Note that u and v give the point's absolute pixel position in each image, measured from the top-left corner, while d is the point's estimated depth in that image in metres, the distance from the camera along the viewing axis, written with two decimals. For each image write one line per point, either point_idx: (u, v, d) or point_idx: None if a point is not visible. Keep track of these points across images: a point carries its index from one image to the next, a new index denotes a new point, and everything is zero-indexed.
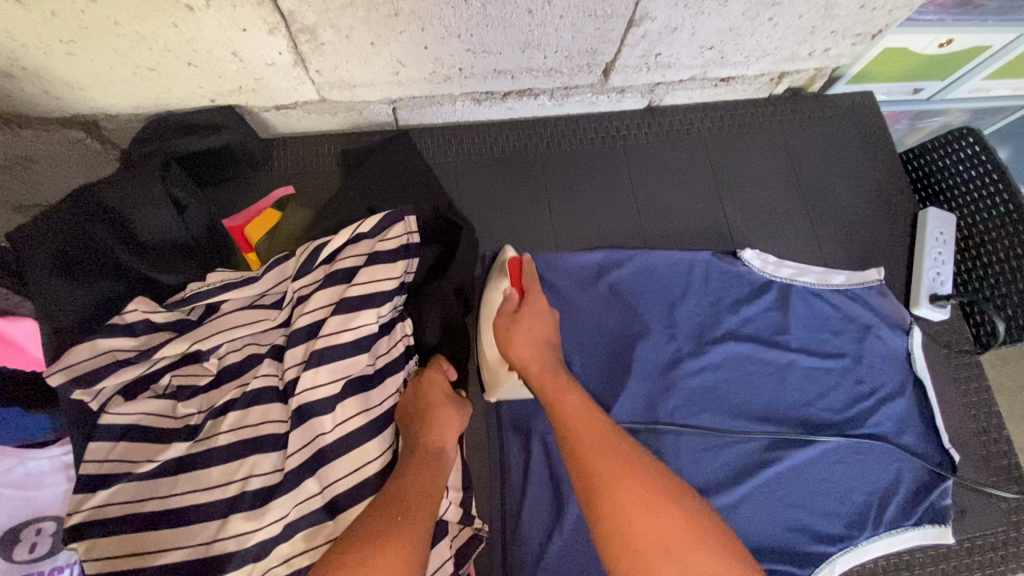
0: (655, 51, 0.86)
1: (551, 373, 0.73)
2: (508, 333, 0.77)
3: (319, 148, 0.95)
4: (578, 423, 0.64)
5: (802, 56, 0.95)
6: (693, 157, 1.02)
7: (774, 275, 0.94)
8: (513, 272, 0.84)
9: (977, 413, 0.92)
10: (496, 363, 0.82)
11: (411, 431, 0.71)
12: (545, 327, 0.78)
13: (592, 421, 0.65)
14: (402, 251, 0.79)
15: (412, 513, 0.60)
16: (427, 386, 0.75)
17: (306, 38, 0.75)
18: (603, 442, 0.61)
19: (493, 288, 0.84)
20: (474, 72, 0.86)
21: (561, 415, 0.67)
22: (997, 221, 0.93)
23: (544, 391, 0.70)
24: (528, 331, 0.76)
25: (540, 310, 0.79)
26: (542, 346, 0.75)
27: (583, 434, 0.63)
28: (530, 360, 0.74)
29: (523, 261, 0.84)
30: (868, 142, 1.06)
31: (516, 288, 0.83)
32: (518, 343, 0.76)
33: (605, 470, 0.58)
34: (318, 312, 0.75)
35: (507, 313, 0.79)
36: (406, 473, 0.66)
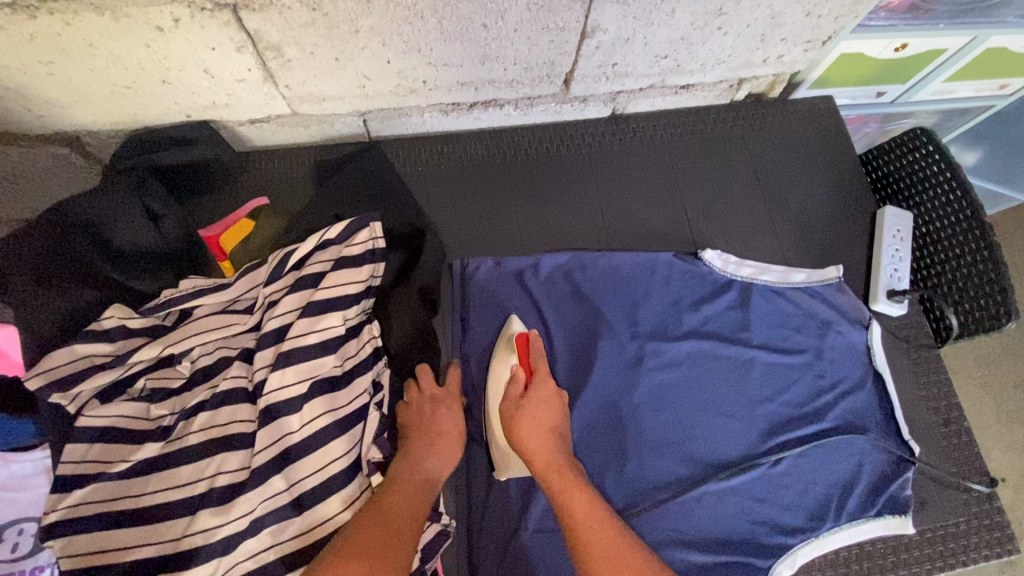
0: (611, 61, 0.90)
1: (556, 470, 0.73)
2: (511, 419, 0.77)
3: (294, 160, 0.98)
4: (594, 541, 0.66)
5: (757, 63, 0.99)
6: (657, 161, 1.05)
7: (734, 273, 0.97)
8: (522, 352, 0.84)
9: (937, 406, 0.94)
10: (505, 444, 0.82)
11: (414, 448, 0.75)
12: (551, 416, 0.78)
13: (599, 528, 0.67)
14: (367, 256, 0.82)
15: (402, 539, 0.65)
16: (438, 410, 0.80)
17: (272, 55, 0.78)
18: (610, 550, 0.65)
19: (502, 363, 0.85)
20: (438, 84, 0.89)
21: (571, 514, 0.68)
22: (952, 216, 0.95)
23: (554, 489, 0.71)
24: (531, 419, 0.76)
25: (546, 395, 0.79)
26: (550, 442, 0.75)
27: (589, 544, 0.65)
28: (536, 453, 0.74)
29: (531, 338, 0.84)
30: (827, 145, 1.10)
31: (524, 365, 0.83)
32: (522, 433, 0.75)
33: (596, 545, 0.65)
34: (285, 316, 0.78)
35: (512, 400, 0.79)
36: (399, 491, 0.70)
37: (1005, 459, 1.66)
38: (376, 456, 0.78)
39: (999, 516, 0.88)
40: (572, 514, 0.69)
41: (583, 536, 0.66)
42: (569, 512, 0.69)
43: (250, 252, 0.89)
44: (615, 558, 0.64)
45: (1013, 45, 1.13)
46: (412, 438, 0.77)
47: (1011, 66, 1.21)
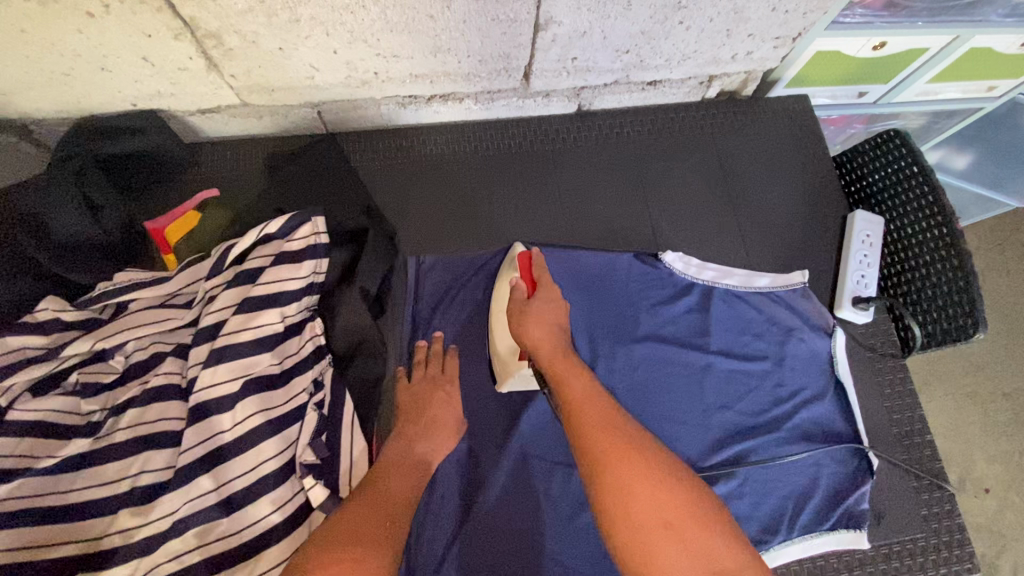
0: (570, 55, 0.87)
1: (561, 354, 0.73)
2: (519, 326, 0.77)
3: (245, 151, 0.96)
4: (594, 419, 0.62)
5: (725, 59, 0.96)
6: (623, 159, 1.02)
7: (696, 276, 0.94)
8: (525, 269, 0.85)
9: (900, 418, 0.91)
10: (508, 354, 0.84)
11: (408, 429, 0.77)
12: (556, 315, 0.78)
13: (605, 410, 0.64)
14: (308, 252, 0.80)
15: (394, 519, 0.65)
16: (433, 396, 0.81)
17: (212, 43, 0.76)
18: (609, 420, 0.62)
19: (504, 280, 0.87)
20: (391, 76, 0.87)
21: (567, 394, 0.67)
22: (923, 222, 0.91)
23: (558, 375, 0.70)
24: (542, 311, 0.78)
25: (553, 297, 0.80)
26: (557, 338, 0.75)
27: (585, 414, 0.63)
28: (543, 344, 0.74)
29: (533, 254, 0.86)
30: (799, 147, 1.06)
31: (527, 279, 0.84)
32: (529, 328, 0.76)
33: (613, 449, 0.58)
34: (221, 312, 0.76)
35: (518, 302, 0.80)
36: (391, 473, 0.71)
37: (989, 470, 1.63)
38: (310, 458, 0.75)
39: (958, 533, 0.85)
40: (570, 392, 0.67)
41: (582, 403, 0.65)
42: (574, 402, 0.66)
43: (194, 245, 0.86)
44: (620, 444, 0.59)
45: (998, 46, 1.09)
46: (410, 420, 0.78)
47: (997, 67, 1.17)
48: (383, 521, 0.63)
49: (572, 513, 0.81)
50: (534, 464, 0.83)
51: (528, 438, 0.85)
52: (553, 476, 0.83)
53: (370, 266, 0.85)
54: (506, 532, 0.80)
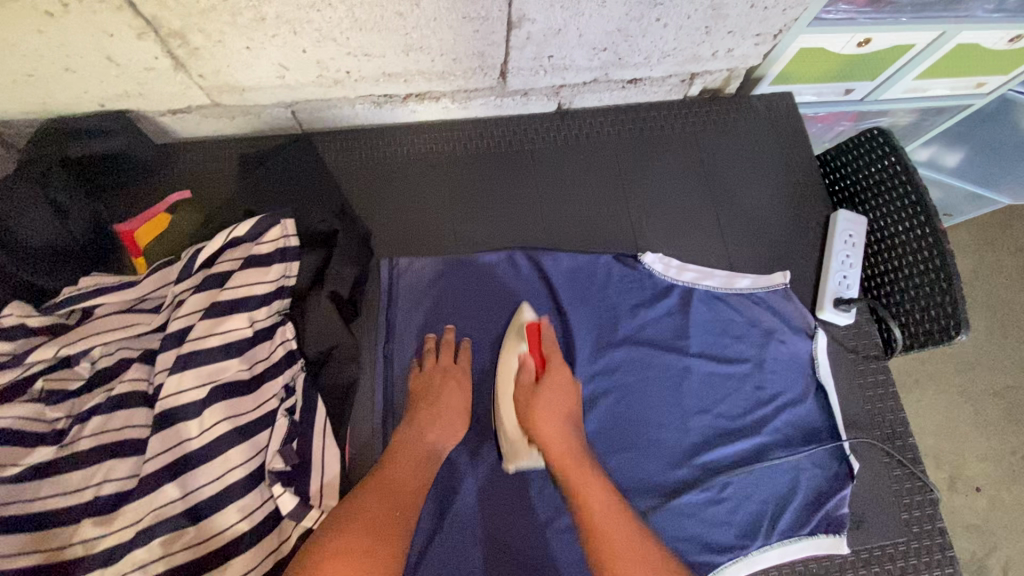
0: (546, 53, 0.86)
1: (572, 456, 0.75)
2: (528, 410, 0.79)
3: (217, 151, 0.95)
4: (608, 532, 0.68)
5: (705, 57, 0.94)
6: (603, 159, 1.01)
7: (675, 278, 0.93)
8: (534, 341, 0.86)
9: (882, 421, 0.90)
10: (514, 434, 0.81)
11: (421, 416, 0.79)
12: (566, 403, 0.80)
13: (617, 519, 0.69)
14: (277, 256, 0.78)
15: (405, 508, 0.70)
16: (444, 386, 0.82)
17: (177, 43, 0.75)
18: (626, 533, 0.68)
19: (511, 352, 0.85)
20: (364, 75, 0.85)
21: (584, 498, 0.71)
22: (906, 221, 0.90)
23: (568, 478, 0.73)
24: (547, 405, 0.78)
25: (561, 384, 0.81)
26: (562, 425, 0.77)
27: (607, 536, 0.68)
28: (552, 445, 0.76)
29: (542, 327, 0.86)
30: (783, 144, 1.05)
31: (536, 356, 0.85)
32: (541, 422, 0.77)
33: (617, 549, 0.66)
34: (189, 316, 0.75)
35: (525, 387, 0.82)
36: (401, 460, 0.75)
37: (980, 469, 1.62)
38: (280, 466, 0.74)
39: (939, 537, 0.84)
40: (586, 499, 0.71)
41: (595, 514, 0.70)
42: (585, 496, 0.71)
43: (167, 248, 0.85)
44: (623, 544, 0.67)
45: (985, 42, 1.08)
46: (420, 408, 0.80)
47: (985, 63, 1.15)
48: (397, 509, 0.69)
49: (548, 519, 0.80)
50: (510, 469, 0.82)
51: (504, 442, 0.84)
52: (529, 481, 0.82)
53: (341, 271, 0.84)
54: (480, 538, 0.79)
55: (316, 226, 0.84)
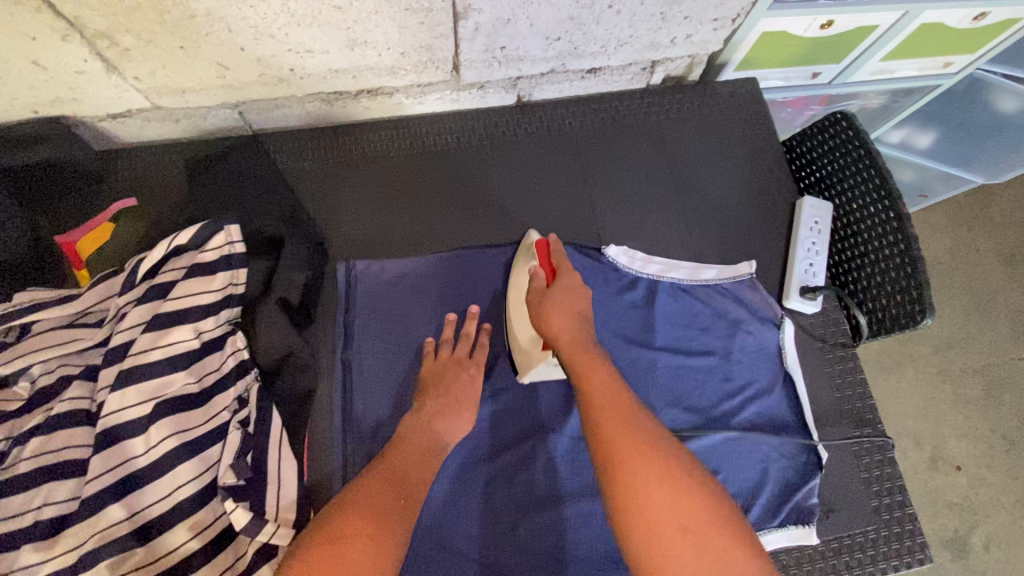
0: (497, 44, 0.83)
1: (580, 347, 0.73)
2: (540, 308, 0.78)
3: (163, 156, 0.91)
4: (612, 424, 0.63)
5: (664, 44, 0.92)
6: (565, 152, 0.99)
7: (640, 271, 0.92)
8: (544, 255, 0.84)
9: (851, 408, 0.89)
10: (529, 343, 0.82)
11: (432, 403, 0.76)
12: (577, 302, 0.78)
13: (622, 406, 0.66)
14: (221, 263, 0.75)
15: (410, 496, 0.67)
16: (456, 376, 0.79)
17: (106, 44, 0.72)
18: (640, 445, 0.61)
19: (522, 269, 0.86)
20: (309, 72, 0.82)
21: (589, 388, 0.68)
22: (872, 205, 0.89)
23: (576, 368, 0.71)
24: (561, 301, 0.78)
25: (569, 288, 0.79)
26: (574, 321, 0.76)
27: (613, 418, 0.64)
28: (562, 336, 0.74)
29: (552, 242, 0.85)
30: (747, 132, 1.03)
31: (545, 266, 0.84)
32: (551, 321, 0.76)
33: (624, 448, 0.61)
34: (130, 330, 0.72)
35: (537, 292, 0.80)
36: (410, 450, 0.71)
37: (960, 447, 1.63)
38: (232, 480, 0.71)
39: (909, 523, 0.84)
40: (592, 390, 0.68)
41: (604, 413, 0.65)
42: (592, 397, 0.67)
43: (108, 260, 0.80)
44: (633, 445, 0.61)
45: (949, 20, 1.07)
46: (432, 395, 0.77)
47: (951, 43, 1.14)
48: (399, 496, 0.66)
49: (515, 521, 0.79)
50: (474, 473, 0.81)
51: (467, 445, 0.82)
52: (493, 484, 0.81)
53: (290, 277, 0.81)
54: (445, 546, 0.77)
55: (263, 231, 0.81)
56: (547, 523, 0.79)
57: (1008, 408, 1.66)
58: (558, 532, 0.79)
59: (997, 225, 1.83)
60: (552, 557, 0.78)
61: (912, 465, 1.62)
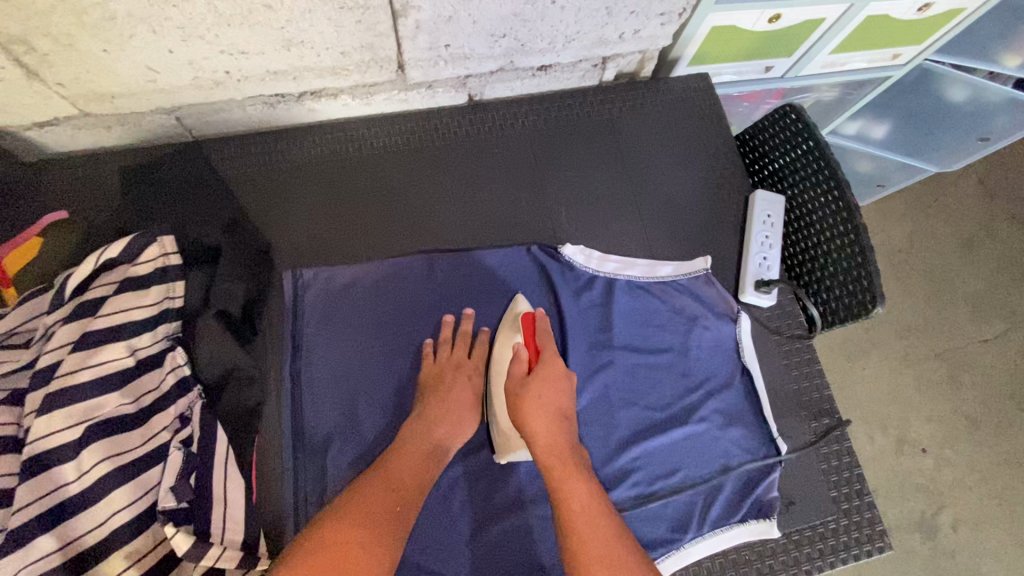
0: (441, 42, 0.81)
1: (559, 454, 0.72)
2: (518, 393, 0.76)
3: (99, 165, 0.87)
4: (577, 526, 0.66)
5: (613, 40, 0.91)
6: (519, 151, 0.98)
7: (597, 268, 0.91)
8: (529, 331, 0.82)
9: (809, 399, 0.89)
10: (507, 429, 0.79)
11: (432, 409, 0.76)
12: (557, 397, 0.76)
13: (589, 508, 0.68)
14: (155, 277, 0.73)
15: (405, 508, 0.68)
16: (457, 380, 0.79)
17: (21, 49, 0.68)
18: (596, 530, 0.66)
19: (505, 346, 0.82)
20: (246, 74, 0.79)
21: (564, 502, 0.68)
22: (822, 197, 0.90)
23: (552, 471, 0.71)
24: (538, 395, 0.75)
25: (554, 374, 0.78)
26: (557, 425, 0.74)
27: (576, 521, 0.67)
28: (538, 440, 0.72)
29: (538, 317, 0.83)
30: (700, 126, 1.03)
31: (529, 346, 0.81)
32: (529, 415, 0.74)
33: (584, 541, 0.65)
34: (60, 350, 0.68)
35: (518, 379, 0.78)
36: (408, 460, 0.72)
37: (925, 430, 1.67)
38: (173, 504, 0.67)
39: (868, 512, 0.84)
40: (565, 499, 0.68)
41: (569, 506, 0.68)
42: (559, 477, 0.70)
43: (36, 277, 0.76)
44: (601, 556, 0.63)
45: (894, 12, 1.08)
46: (433, 400, 0.77)
47: (899, 34, 1.16)
48: (394, 506, 0.67)
49: (474, 531, 0.77)
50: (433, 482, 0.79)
51: None
52: (453, 492, 0.78)
53: (228, 289, 0.79)
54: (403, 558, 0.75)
55: (200, 239, 0.80)
56: (509, 530, 0.77)
57: (969, 390, 1.71)
58: (519, 539, 0.77)
59: (952, 212, 1.88)
60: (514, 566, 0.76)
61: (881, 450, 1.65)
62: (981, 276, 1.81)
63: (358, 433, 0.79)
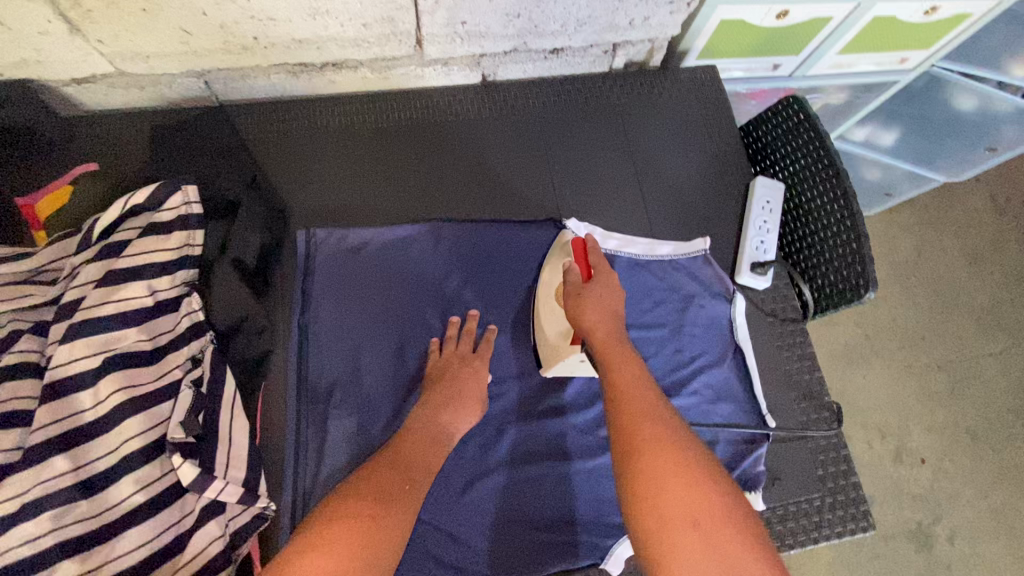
0: (458, 19, 0.85)
1: (616, 345, 0.70)
2: (575, 304, 0.76)
3: (130, 123, 0.91)
4: (637, 420, 0.61)
5: (623, 26, 0.94)
6: (528, 131, 1.01)
7: (599, 243, 0.94)
8: (580, 256, 0.82)
9: (798, 381, 0.91)
10: (558, 339, 0.81)
11: (437, 395, 0.77)
12: (613, 300, 0.76)
13: (652, 410, 0.62)
14: (177, 224, 0.77)
15: (415, 483, 0.68)
16: (462, 370, 0.81)
17: (68, 4, 0.73)
18: (658, 435, 0.59)
19: (556, 268, 0.86)
20: (273, 41, 0.84)
21: (620, 383, 0.65)
22: (822, 184, 0.92)
23: (604, 358, 0.69)
24: (598, 299, 0.76)
25: (609, 286, 0.78)
26: (613, 321, 0.73)
27: (632, 421, 0.61)
28: (597, 327, 0.73)
29: (588, 241, 0.84)
30: (705, 115, 1.06)
31: (583, 264, 0.82)
32: (588, 314, 0.74)
33: (643, 447, 0.58)
34: (83, 286, 0.72)
35: (574, 287, 0.79)
36: (414, 439, 0.73)
37: (924, 439, 1.66)
38: (180, 436, 0.70)
39: (854, 492, 0.86)
40: (621, 383, 0.65)
41: (626, 403, 0.62)
42: (620, 383, 0.65)
43: (68, 223, 0.81)
44: (655, 442, 0.58)
45: (900, 14, 1.11)
46: (439, 388, 0.78)
47: (906, 38, 1.19)
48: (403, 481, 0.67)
49: (464, 486, 0.80)
50: None
51: None
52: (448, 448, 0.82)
53: (245, 239, 0.82)
54: None
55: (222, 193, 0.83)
56: (499, 486, 0.80)
57: (971, 403, 1.70)
58: (508, 494, 0.80)
59: (959, 226, 1.89)
60: (501, 522, 0.79)
61: (878, 457, 1.65)
62: (986, 289, 1.82)
63: (358, 385, 0.83)
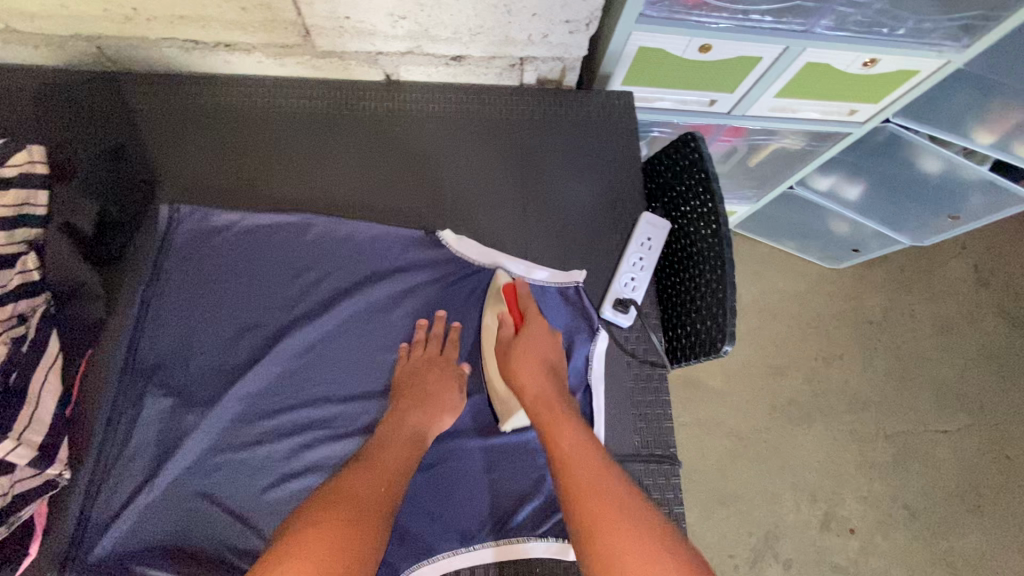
0: (340, 13, 0.85)
1: (547, 402, 0.78)
2: (507, 361, 0.81)
3: (21, 78, 0.93)
4: (581, 474, 0.69)
5: (519, 40, 0.93)
6: (423, 135, 0.99)
7: (471, 260, 0.92)
8: (511, 300, 0.87)
9: (647, 429, 0.87)
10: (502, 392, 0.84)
11: (405, 402, 0.80)
12: (542, 350, 0.82)
13: (590, 456, 0.71)
14: (18, 180, 0.74)
15: (391, 486, 0.71)
16: (424, 372, 0.82)
17: None
18: (601, 479, 0.68)
19: (489, 312, 0.89)
20: (154, 14, 0.85)
21: (553, 438, 0.73)
22: (702, 229, 0.87)
23: (541, 421, 0.76)
24: (526, 347, 0.82)
25: (535, 334, 0.83)
26: (545, 374, 0.80)
27: (575, 469, 0.69)
28: (529, 389, 0.78)
29: (518, 284, 0.88)
30: (610, 144, 1.02)
31: (515, 312, 0.87)
32: (518, 367, 0.80)
33: (584, 487, 0.68)
34: None
35: (507, 337, 0.84)
36: (391, 449, 0.75)
37: (857, 510, 1.55)
38: None
39: None
40: (557, 441, 0.73)
41: (570, 458, 0.71)
42: (554, 438, 0.74)
43: None
44: (589, 480, 0.68)
45: (837, 63, 1.06)
46: (408, 394, 0.80)
47: (848, 89, 1.13)
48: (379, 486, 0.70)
49: (269, 484, 0.79)
50: (246, 427, 0.81)
51: (247, 400, 0.82)
52: (262, 442, 0.81)
53: (75, 203, 0.81)
54: (198, 493, 0.78)
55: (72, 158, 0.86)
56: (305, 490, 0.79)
57: (915, 479, 1.58)
58: None
59: (934, 292, 1.76)
60: None
61: (803, 521, 1.54)
62: (952, 362, 1.70)
63: (190, 367, 0.83)
